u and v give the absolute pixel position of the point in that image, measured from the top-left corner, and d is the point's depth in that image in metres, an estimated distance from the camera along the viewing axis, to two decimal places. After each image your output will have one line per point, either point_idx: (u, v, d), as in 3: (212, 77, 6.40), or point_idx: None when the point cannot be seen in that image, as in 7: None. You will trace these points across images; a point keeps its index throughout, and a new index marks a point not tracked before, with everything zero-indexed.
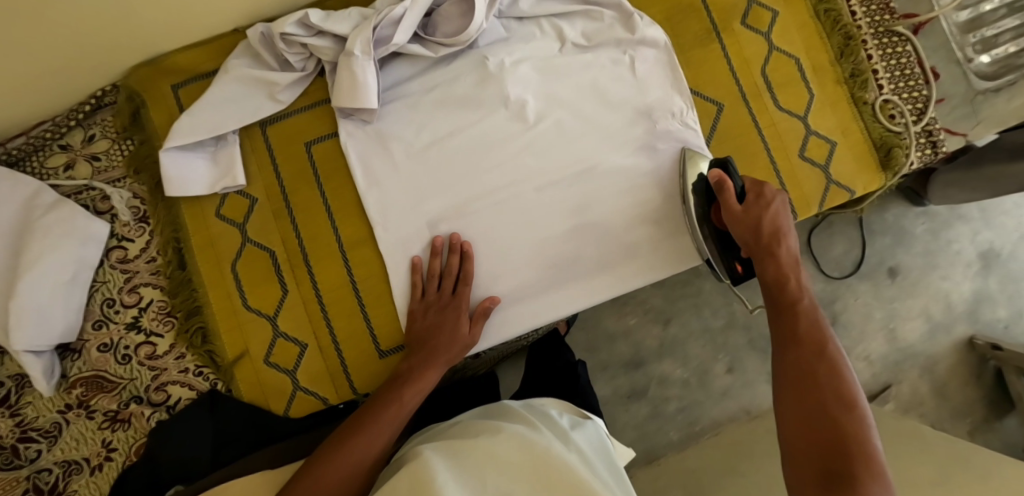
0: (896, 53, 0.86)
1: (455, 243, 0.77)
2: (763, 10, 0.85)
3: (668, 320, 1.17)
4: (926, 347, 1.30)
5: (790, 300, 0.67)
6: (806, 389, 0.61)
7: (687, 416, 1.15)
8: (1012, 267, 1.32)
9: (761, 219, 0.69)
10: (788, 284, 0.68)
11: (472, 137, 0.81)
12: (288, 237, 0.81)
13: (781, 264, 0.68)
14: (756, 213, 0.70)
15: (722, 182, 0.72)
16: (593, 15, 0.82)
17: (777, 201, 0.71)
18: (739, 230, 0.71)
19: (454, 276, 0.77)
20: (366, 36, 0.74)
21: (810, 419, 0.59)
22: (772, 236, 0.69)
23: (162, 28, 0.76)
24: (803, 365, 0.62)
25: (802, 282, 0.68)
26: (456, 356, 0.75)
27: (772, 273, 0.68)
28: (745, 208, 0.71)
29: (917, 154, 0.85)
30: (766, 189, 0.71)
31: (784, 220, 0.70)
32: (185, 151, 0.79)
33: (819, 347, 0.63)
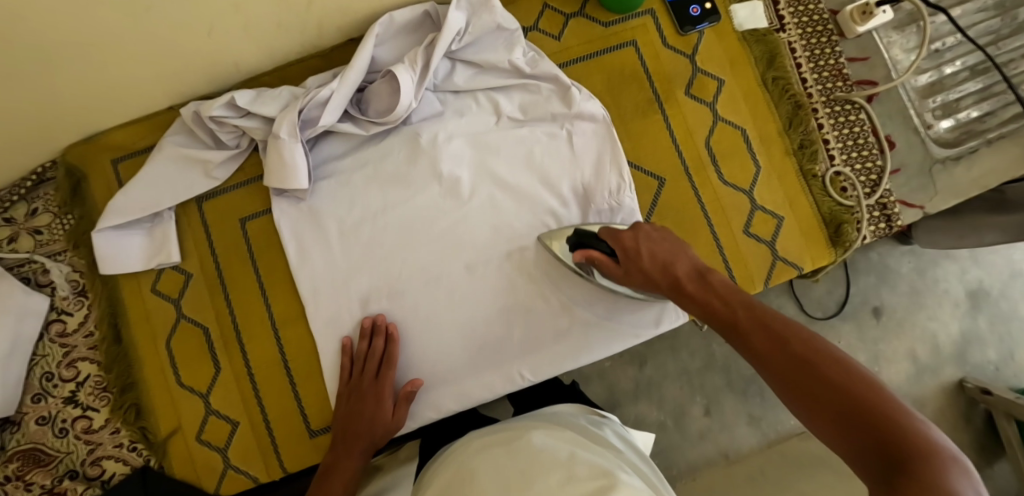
0: (848, 121, 0.83)
1: (379, 326, 0.77)
2: (708, 79, 0.83)
3: (645, 361, 1.12)
4: (910, 390, 1.23)
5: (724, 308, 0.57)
6: (761, 339, 0.51)
7: (663, 460, 1.10)
8: (1003, 306, 1.26)
9: (639, 268, 0.67)
10: (709, 298, 0.59)
11: (404, 213, 0.80)
12: (222, 314, 0.81)
13: (692, 293, 0.61)
14: (631, 263, 0.68)
15: (590, 257, 0.73)
16: (531, 88, 0.81)
17: (642, 238, 0.69)
18: (640, 281, 0.68)
19: (377, 359, 0.76)
20: (291, 119, 0.74)
21: (783, 363, 0.48)
22: (662, 270, 0.65)
23: (98, 108, 0.76)
24: (742, 335, 0.54)
25: (725, 287, 0.59)
26: (378, 440, 0.75)
27: (679, 273, 0.64)
28: (626, 252, 0.69)
29: (869, 228, 0.82)
30: (623, 238, 0.70)
31: (666, 243, 0.68)
32: (122, 230, 0.80)
33: (769, 325, 0.52)
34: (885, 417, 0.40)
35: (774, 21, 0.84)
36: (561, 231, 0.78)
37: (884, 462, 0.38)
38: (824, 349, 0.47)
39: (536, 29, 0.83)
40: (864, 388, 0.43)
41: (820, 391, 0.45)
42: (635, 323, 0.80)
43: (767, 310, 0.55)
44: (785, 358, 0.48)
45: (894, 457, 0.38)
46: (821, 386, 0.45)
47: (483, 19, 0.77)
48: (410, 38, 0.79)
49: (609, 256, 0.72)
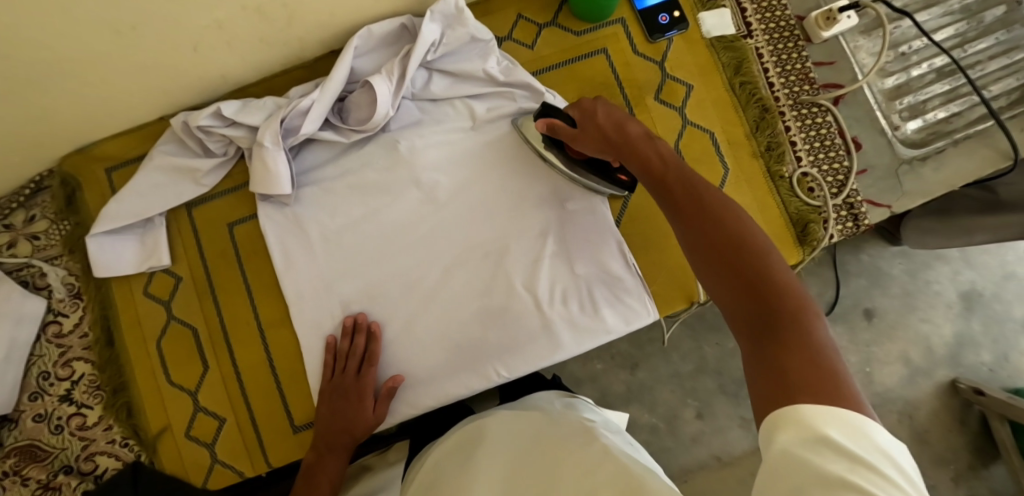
0: (815, 124, 0.85)
1: (360, 324, 0.80)
2: (677, 84, 0.85)
3: (637, 365, 1.13)
4: (904, 392, 1.24)
5: (661, 176, 0.58)
6: (687, 208, 0.54)
7: (655, 463, 1.10)
8: (996, 307, 1.27)
9: (596, 126, 0.67)
10: (651, 163, 0.60)
11: (385, 218, 0.84)
12: (209, 315, 0.84)
13: (636, 154, 0.62)
14: (590, 124, 0.69)
15: (551, 125, 0.74)
16: (506, 95, 0.84)
17: (601, 104, 0.68)
18: (590, 142, 0.69)
19: (359, 358, 0.79)
20: (274, 129, 0.77)
21: (695, 228, 0.52)
22: (614, 129, 0.66)
23: (92, 120, 0.80)
24: (668, 195, 0.56)
25: (666, 154, 0.60)
26: (360, 437, 0.78)
27: (632, 130, 0.65)
28: (580, 118, 0.70)
29: (836, 227, 0.84)
30: (584, 106, 0.70)
31: (617, 107, 0.68)
32: (114, 235, 0.83)
33: (699, 198, 0.54)
34: (774, 292, 0.46)
35: (741, 28, 0.86)
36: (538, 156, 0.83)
37: (765, 328, 0.45)
38: (744, 225, 0.50)
39: (511, 39, 0.86)
40: (768, 271, 0.47)
41: (725, 258, 0.49)
42: (608, 322, 0.82)
43: (694, 172, 0.58)
44: (707, 228, 0.51)
45: (772, 329, 0.45)
46: (725, 255, 0.49)
47: (457, 31, 0.79)
48: (388, 50, 0.82)
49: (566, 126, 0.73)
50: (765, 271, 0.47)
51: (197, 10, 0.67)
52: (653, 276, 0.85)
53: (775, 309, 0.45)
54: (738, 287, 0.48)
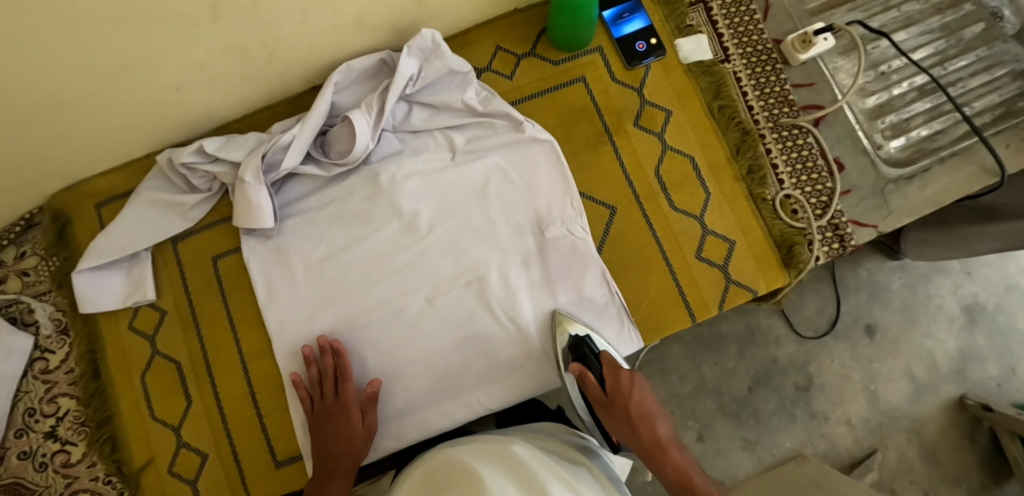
0: (796, 146, 0.85)
1: (326, 346, 0.80)
2: (656, 110, 0.86)
3: None
4: (910, 410, 1.36)
5: (703, 493, 0.71)
6: None
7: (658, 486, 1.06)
8: (999, 320, 1.38)
9: (625, 410, 0.76)
10: (688, 478, 0.72)
11: (366, 249, 0.84)
12: (193, 349, 0.84)
13: (675, 463, 0.74)
14: (620, 403, 0.77)
15: (584, 375, 0.77)
16: (485, 124, 0.85)
17: (632, 381, 0.78)
18: (617, 421, 0.76)
19: (332, 378, 0.79)
20: (255, 164, 0.78)
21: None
22: (643, 423, 0.76)
23: (80, 157, 0.82)
24: None
25: (686, 457, 0.75)
26: (359, 454, 0.77)
27: (660, 435, 0.76)
28: (609, 394, 0.77)
29: (822, 249, 0.83)
30: (620, 378, 0.77)
31: (644, 398, 0.78)
32: (101, 270, 0.84)
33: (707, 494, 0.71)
34: None
35: (718, 52, 0.87)
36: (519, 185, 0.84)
37: None
38: None
39: (490, 70, 0.87)
40: None
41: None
42: None
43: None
44: None
45: None
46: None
47: (434, 65, 0.81)
48: (368, 84, 0.84)
49: (597, 384, 0.77)
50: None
51: (178, 49, 0.69)
52: (637, 300, 0.83)
53: None
54: None
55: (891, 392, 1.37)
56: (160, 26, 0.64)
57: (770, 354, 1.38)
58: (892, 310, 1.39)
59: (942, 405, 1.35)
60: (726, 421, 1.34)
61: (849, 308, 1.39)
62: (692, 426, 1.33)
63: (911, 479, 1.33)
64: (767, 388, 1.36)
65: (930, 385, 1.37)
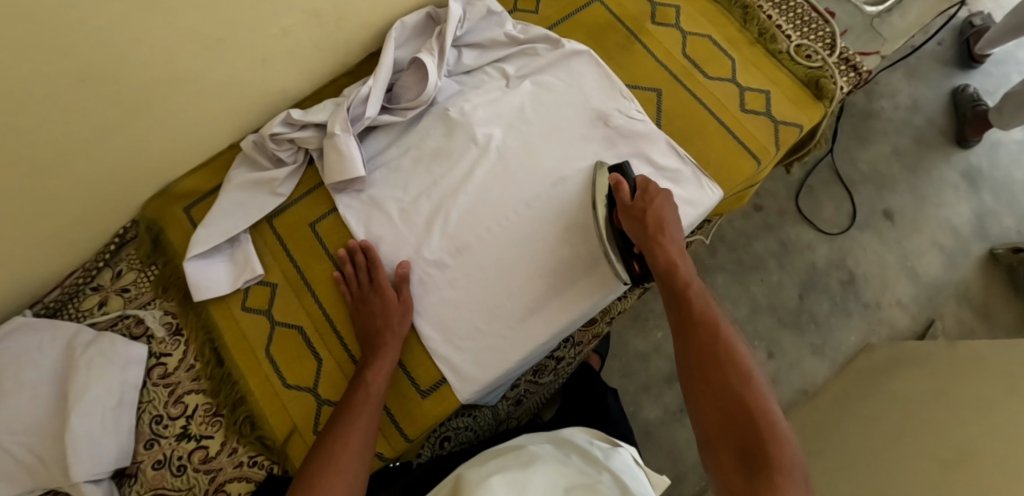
0: (790, 7, 0.98)
1: (354, 246, 0.86)
2: (666, 8, 0.98)
3: None
4: (950, 275, 1.45)
5: (682, 285, 0.74)
6: (699, 348, 0.68)
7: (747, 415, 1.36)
8: (996, 176, 1.51)
9: (642, 209, 0.79)
10: (676, 273, 0.75)
11: (451, 180, 0.89)
12: (313, 311, 0.86)
13: (670, 256, 0.76)
14: (641, 206, 0.79)
15: (619, 182, 0.82)
16: (528, 52, 0.95)
17: (657, 193, 0.80)
18: (635, 222, 0.79)
19: (366, 269, 0.85)
20: (342, 117, 0.85)
21: (694, 333, 0.69)
22: (655, 223, 0.78)
23: (172, 159, 0.86)
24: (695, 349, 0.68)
25: (690, 268, 0.75)
26: (402, 326, 0.81)
27: (667, 242, 0.77)
28: (633, 200, 0.81)
29: (843, 79, 0.94)
30: (650, 184, 0.81)
31: (667, 209, 0.79)
32: (205, 258, 0.86)
33: (711, 326, 0.69)
34: (765, 435, 0.61)
35: None
36: (572, 90, 0.93)
37: (755, 463, 0.59)
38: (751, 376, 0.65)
39: (517, 10, 0.99)
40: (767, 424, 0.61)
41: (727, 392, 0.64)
42: (677, 205, 0.87)
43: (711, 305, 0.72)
44: (714, 361, 0.67)
45: (756, 466, 0.59)
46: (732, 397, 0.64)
47: (476, 7, 0.92)
48: (420, 39, 0.93)
49: (630, 193, 0.82)
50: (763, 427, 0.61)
51: (264, 16, 0.76)
52: (707, 161, 0.91)
53: (753, 440, 0.61)
54: (729, 410, 0.64)
55: (929, 265, 1.46)
56: None
57: (808, 260, 1.46)
58: (902, 193, 1.50)
59: (976, 265, 1.46)
60: (790, 333, 1.42)
61: (863, 201, 1.49)
62: (761, 345, 1.42)
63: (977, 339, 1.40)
64: (816, 291, 1.45)
65: (960, 248, 1.46)
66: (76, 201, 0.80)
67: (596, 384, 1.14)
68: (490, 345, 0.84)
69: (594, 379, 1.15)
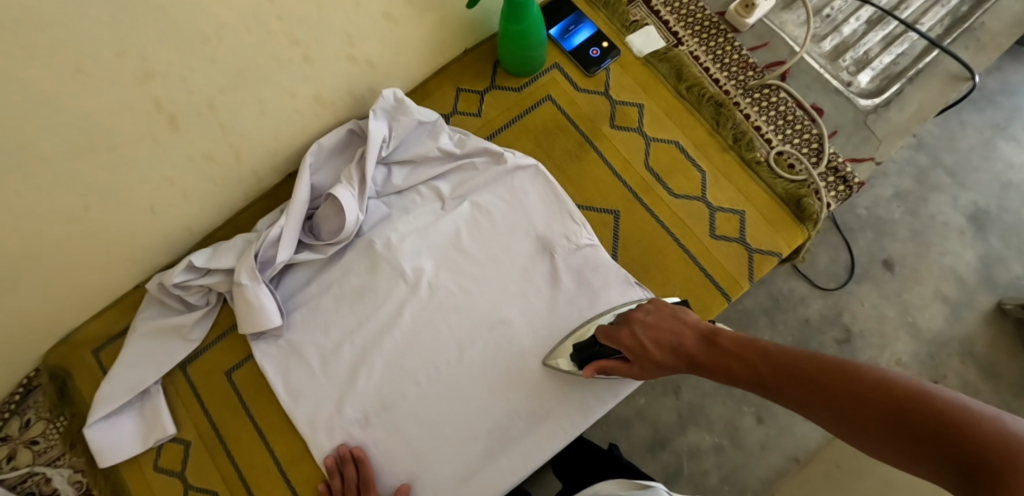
0: (771, 104, 0.86)
1: (343, 454, 0.75)
2: (628, 107, 0.86)
3: (679, 388, 1.14)
4: (954, 331, 1.17)
5: (747, 374, 0.58)
6: (801, 395, 0.52)
7: (733, 485, 1.10)
8: (1008, 219, 1.22)
9: (646, 356, 0.66)
10: (727, 362, 0.60)
11: (376, 326, 0.80)
12: (228, 474, 0.78)
13: (698, 351, 0.62)
14: (641, 354, 0.67)
15: (601, 367, 0.71)
16: (467, 167, 0.83)
17: (639, 331, 0.67)
18: (657, 369, 0.66)
19: (354, 489, 0.74)
20: (249, 264, 0.75)
21: (799, 396, 0.53)
22: (666, 347, 0.65)
23: (66, 305, 0.78)
24: (808, 401, 0.52)
25: (726, 343, 0.61)
26: None
27: (687, 337, 0.64)
28: (638, 367, 0.68)
29: (829, 194, 0.82)
30: (621, 338, 0.68)
31: (666, 323, 0.67)
32: (111, 417, 0.79)
33: (792, 376, 0.54)
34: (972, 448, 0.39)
35: (669, 38, 0.89)
36: (518, 216, 0.82)
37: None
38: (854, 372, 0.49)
39: (456, 112, 0.87)
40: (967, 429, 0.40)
41: (892, 437, 0.44)
42: None
43: (769, 346, 0.58)
44: (829, 406, 0.50)
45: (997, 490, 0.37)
46: (882, 431, 0.45)
47: (402, 121, 0.79)
48: (342, 159, 0.82)
49: (618, 360, 0.70)
50: (950, 420, 0.41)
51: (147, 170, 0.67)
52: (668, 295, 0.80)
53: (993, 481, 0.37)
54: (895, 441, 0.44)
55: (931, 320, 1.18)
56: (129, 149, 0.62)
57: (801, 317, 1.18)
58: (903, 240, 1.22)
59: (984, 320, 1.18)
60: None
61: (861, 249, 1.21)
62: (749, 410, 1.13)
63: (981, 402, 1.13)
64: None
65: (964, 299, 1.19)
66: None
67: (594, 450, 0.94)
68: None
69: (589, 443, 0.96)
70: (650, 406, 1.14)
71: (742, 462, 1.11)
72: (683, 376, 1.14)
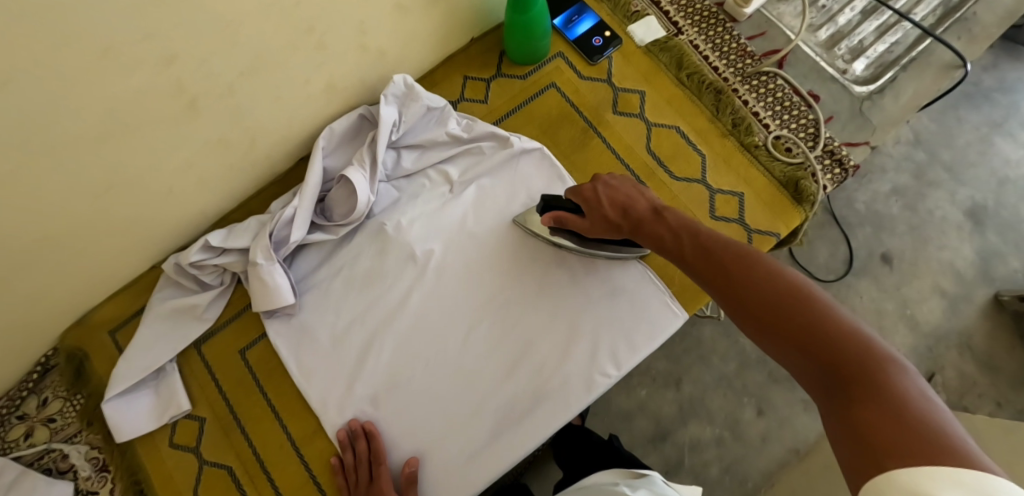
0: (769, 90, 0.88)
1: (355, 429, 0.77)
2: (629, 94, 0.88)
3: (680, 381, 1.17)
4: (953, 324, 1.19)
5: (676, 249, 0.63)
6: (713, 272, 0.59)
7: (734, 477, 1.11)
8: (1005, 215, 1.24)
9: (600, 209, 0.70)
10: (664, 238, 0.65)
11: (386, 306, 0.82)
12: (243, 451, 0.80)
13: (647, 226, 0.67)
14: (593, 202, 0.71)
15: (559, 217, 0.74)
16: (474, 151, 0.86)
17: (601, 188, 0.71)
18: (604, 229, 0.71)
19: (366, 463, 0.76)
20: (264, 244, 0.77)
21: (711, 274, 0.59)
22: (621, 212, 0.69)
23: (85, 286, 0.80)
24: (716, 281, 0.58)
25: (673, 221, 0.65)
26: None
27: (642, 211, 0.68)
28: (587, 198, 0.72)
29: (826, 176, 0.85)
30: (584, 190, 0.72)
31: (626, 190, 0.70)
32: (128, 394, 0.81)
33: (713, 257, 0.60)
34: (837, 349, 0.47)
35: (670, 28, 0.91)
36: (524, 197, 0.85)
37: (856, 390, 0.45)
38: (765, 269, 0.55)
39: (463, 100, 0.90)
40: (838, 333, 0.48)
41: (777, 323, 0.52)
42: (634, 329, 0.80)
43: (704, 231, 0.63)
44: (732, 287, 0.56)
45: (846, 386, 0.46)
46: (768, 320, 0.53)
47: (411, 107, 0.82)
48: (353, 144, 0.85)
49: (576, 214, 0.74)
50: (825, 321, 0.49)
51: (167, 154, 0.69)
52: (671, 276, 0.83)
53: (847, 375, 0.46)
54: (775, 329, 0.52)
55: (929, 313, 1.20)
56: (150, 132, 0.65)
57: None
58: (900, 235, 1.24)
59: (981, 313, 1.19)
60: (780, 387, 1.16)
61: (860, 244, 1.23)
62: (749, 401, 1.16)
63: (979, 394, 1.15)
64: None
65: (962, 293, 1.21)
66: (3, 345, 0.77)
67: (593, 438, 0.97)
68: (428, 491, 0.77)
69: (589, 432, 0.99)
70: (651, 398, 1.16)
71: (743, 453, 1.12)
72: (684, 370, 1.17)
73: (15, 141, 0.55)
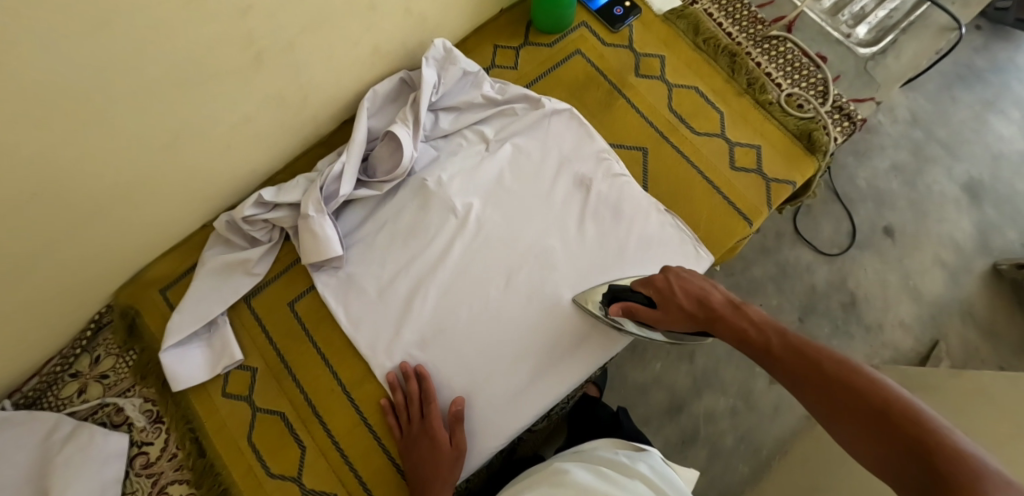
0: (780, 53, 0.95)
1: (407, 371, 0.81)
2: (651, 58, 0.95)
3: (693, 354, 1.20)
4: (954, 294, 1.24)
5: (761, 346, 0.63)
6: (803, 371, 0.57)
7: (749, 445, 1.14)
8: (1000, 189, 1.31)
9: (678, 306, 0.71)
10: (746, 333, 0.65)
11: (428, 257, 0.86)
12: (295, 397, 0.84)
13: (728, 322, 0.67)
14: (670, 298, 0.72)
15: (628, 307, 0.76)
16: (507, 112, 0.91)
17: (673, 278, 0.74)
18: (677, 321, 0.71)
19: (417, 402, 0.79)
20: (315, 197, 0.82)
21: (800, 375, 0.58)
22: (696, 303, 0.70)
23: (138, 244, 0.83)
24: (805, 378, 0.57)
25: (756, 321, 0.65)
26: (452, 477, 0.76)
27: (716, 302, 0.69)
28: (660, 293, 0.74)
29: (836, 128, 0.91)
30: (655, 281, 0.75)
31: (699, 281, 0.72)
32: (183, 346, 0.85)
33: (798, 353, 0.59)
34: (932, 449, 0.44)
35: None
36: (556, 152, 0.90)
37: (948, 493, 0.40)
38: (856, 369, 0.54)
39: (495, 67, 0.95)
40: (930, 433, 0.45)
41: (863, 419, 0.50)
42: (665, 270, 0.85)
43: (796, 336, 0.62)
44: (821, 382, 0.55)
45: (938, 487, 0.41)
46: (858, 417, 0.50)
47: (450, 70, 0.87)
48: (394, 106, 0.90)
49: (644, 304, 0.75)
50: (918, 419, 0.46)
51: (228, 108, 0.74)
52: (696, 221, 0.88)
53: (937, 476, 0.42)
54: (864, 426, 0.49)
55: (931, 284, 1.25)
56: (216, 85, 0.69)
57: (808, 283, 1.24)
58: (901, 210, 1.29)
59: (980, 283, 1.25)
60: None
61: (861, 220, 1.28)
62: (761, 372, 1.19)
63: (982, 359, 1.20)
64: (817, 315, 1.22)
65: (962, 265, 1.26)
66: (61, 298, 0.80)
67: (603, 412, 1.01)
68: (474, 429, 0.80)
69: (598, 406, 1.02)
70: (666, 372, 1.18)
71: (757, 421, 1.16)
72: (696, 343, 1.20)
73: (103, 83, 0.59)
